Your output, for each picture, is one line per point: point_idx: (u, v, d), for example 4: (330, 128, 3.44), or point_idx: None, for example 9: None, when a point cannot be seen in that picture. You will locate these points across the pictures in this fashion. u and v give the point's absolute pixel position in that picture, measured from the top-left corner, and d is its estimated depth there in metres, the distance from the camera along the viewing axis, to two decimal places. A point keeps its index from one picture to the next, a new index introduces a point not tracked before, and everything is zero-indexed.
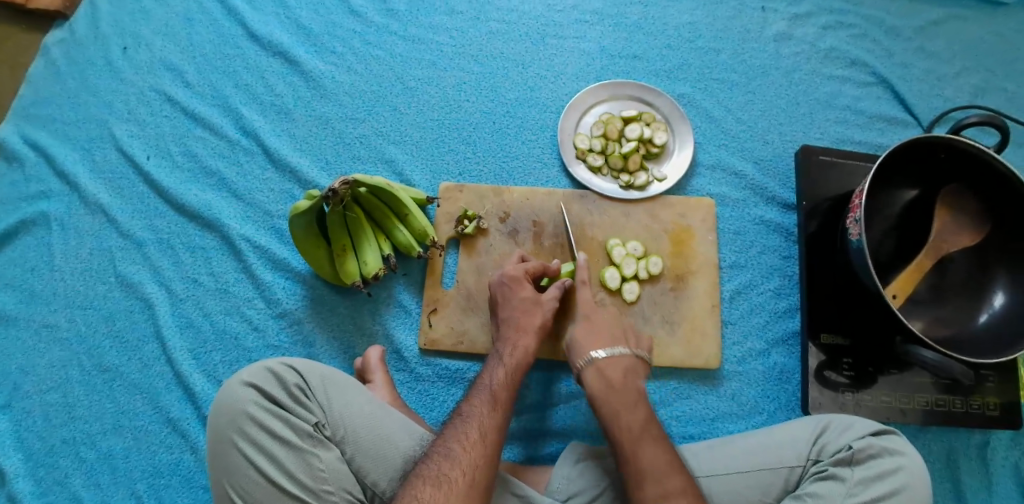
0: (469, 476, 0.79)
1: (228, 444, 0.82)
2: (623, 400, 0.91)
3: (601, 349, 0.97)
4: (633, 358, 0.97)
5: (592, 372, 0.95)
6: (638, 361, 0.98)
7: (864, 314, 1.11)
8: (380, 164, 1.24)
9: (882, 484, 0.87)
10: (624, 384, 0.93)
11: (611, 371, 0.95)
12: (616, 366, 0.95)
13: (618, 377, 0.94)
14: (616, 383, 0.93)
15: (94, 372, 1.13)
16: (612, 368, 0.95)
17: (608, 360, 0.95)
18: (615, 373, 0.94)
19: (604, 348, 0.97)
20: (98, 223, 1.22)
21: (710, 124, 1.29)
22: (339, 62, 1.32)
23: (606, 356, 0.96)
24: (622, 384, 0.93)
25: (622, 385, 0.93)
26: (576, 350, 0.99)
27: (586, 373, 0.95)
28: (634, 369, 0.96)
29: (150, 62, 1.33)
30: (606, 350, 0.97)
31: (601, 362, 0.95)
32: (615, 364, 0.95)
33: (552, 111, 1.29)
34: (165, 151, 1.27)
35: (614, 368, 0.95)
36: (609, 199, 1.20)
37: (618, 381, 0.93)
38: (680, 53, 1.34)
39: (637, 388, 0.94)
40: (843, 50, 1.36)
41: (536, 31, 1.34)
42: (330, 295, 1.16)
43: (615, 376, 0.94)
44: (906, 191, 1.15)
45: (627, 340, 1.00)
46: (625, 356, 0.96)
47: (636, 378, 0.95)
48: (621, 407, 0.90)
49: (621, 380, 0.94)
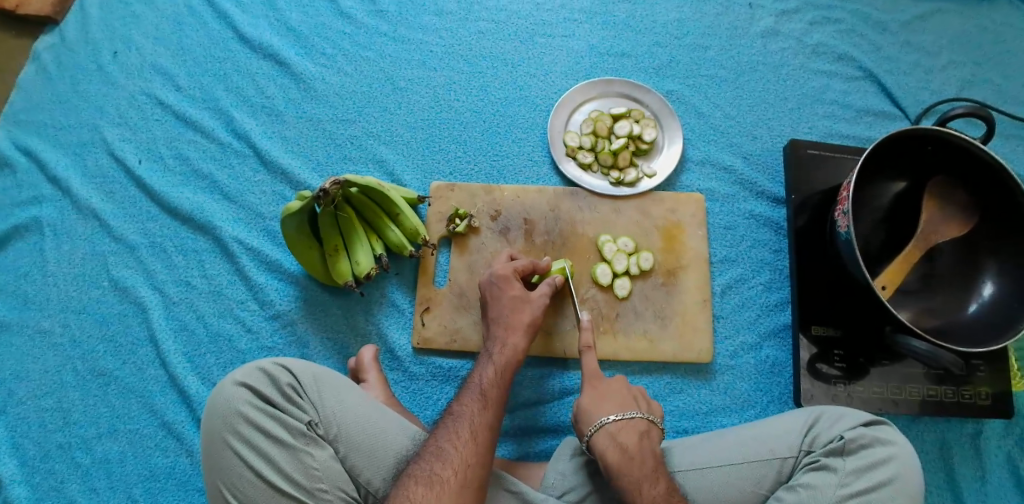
0: (461, 475, 0.80)
1: (221, 445, 0.82)
2: (641, 471, 0.87)
3: (612, 414, 0.92)
4: (646, 421, 0.92)
5: (605, 438, 0.90)
6: (650, 423, 0.93)
7: (855, 306, 1.12)
8: (372, 165, 1.25)
9: (874, 474, 0.88)
10: (639, 451, 0.89)
11: (624, 436, 0.90)
12: (629, 432, 0.90)
13: (633, 442, 0.89)
14: (632, 450, 0.89)
15: (89, 377, 1.14)
16: (625, 433, 0.90)
17: (620, 426, 0.91)
18: (629, 439, 0.90)
19: (615, 413, 0.92)
20: (91, 228, 1.22)
21: (699, 119, 1.30)
22: (329, 63, 1.32)
23: (618, 421, 0.91)
24: (639, 451, 0.89)
25: (637, 450, 0.89)
26: (584, 417, 0.93)
27: (597, 439, 0.90)
28: (646, 431, 0.92)
29: (140, 66, 1.34)
30: (617, 414, 0.92)
31: (613, 428, 0.90)
32: (628, 428, 0.91)
33: (542, 109, 1.30)
34: (157, 154, 1.27)
35: (627, 434, 0.90)
36: (599, 196, 1.20)
37: (633, 447, 0.89)
38: (668, 50, 1.35)
39: (653, 452, 0.90)
40: (830, 45, 1.37)
41: (524, 31, 1.35)
42: (323, 296, 1.16)
43: (629, 443, 0.89)
44: (893, 184, 1.17)
45: (638, 404, 0.95)
46: (638, 419, 0.92)
47: (650, 441, 0.91)
48: (641, 480, 0.86)
49: (636, 446, 0.89)
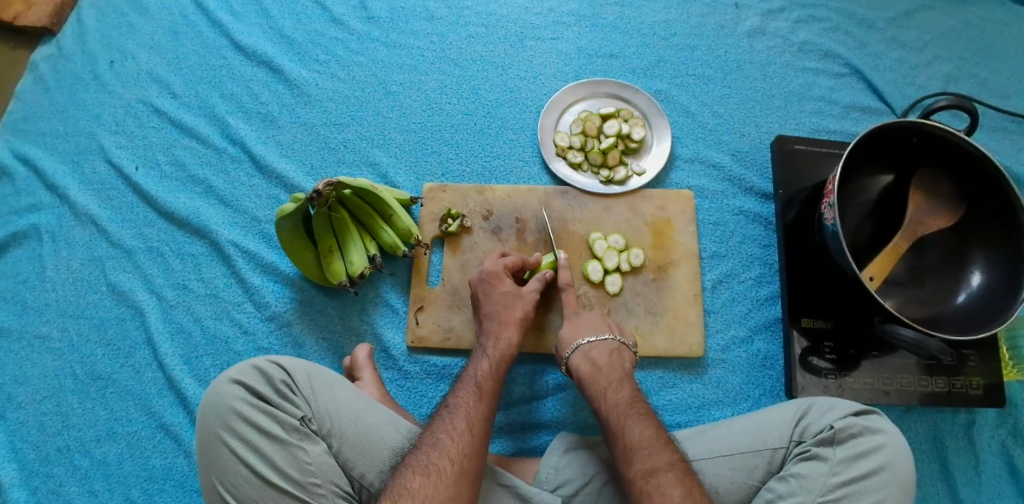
0: (458, 465, 0.81)
1: (215, 441, 0.83)
2: (608, 380, 0.95)
3: (587, 336, 1.01)
4: (618, 341, 1.01)
5: (578, 356, 0.99)
6: (623, 346, 1.01)
7: (844, 298, 1.13)
8: (365, 167, 1.26)
9: (865, 463, 0.88)
10: (609, 365, 0.97)
11: (596, 353, 0.99)
12: (600, 350, 0.99)
13: (603, 358, 0.98)
14: (602, 363, 0.97)
15: (87, 381, 1.15)
16: (598, 350, 0.99)
17: (592, 345, 1.00)
18: (601, 356, 0.98)
19: (590, 334, 1.01)
20: (88, 234, 1.24)
21: (687, 118, 1.32)
22: (323, 69, 1.35)
23: (592, 341, 1.00)
24: (608, 364, 0.97)
25: (607, 364, 0.97)
26: (562, 342, 1.03)
27: (572, 358, 1.00)
28: (619, 351, 1.00)
29: (136, 74, 1.36)
30: (591, 336, 1.01)
31: (586, 347, 0.99)
32: (601, 347, 1.00)
33: (532, 110, 1.32)
34: (153, 161, 1.29)
35: (599, 351, 0.99)
36: (589, 194, 1.22)
37: (603, 361, 0.97)
38: (656, 50, 1.37)
39: (624, 368, 0.98)
40: (816, 43, 1.39)
41: (514, 34, 1.38)
42: (318, 297, 1.18)
43: (600, 358, 0.98)
44: (880, 177, 1.18)
45: (611, 328, 1.03)
46: (610, 340, 1.01)
47: (622, 360, 0.99)
48: (608, 387, 0.94)
49: (606, 361, 0.98)
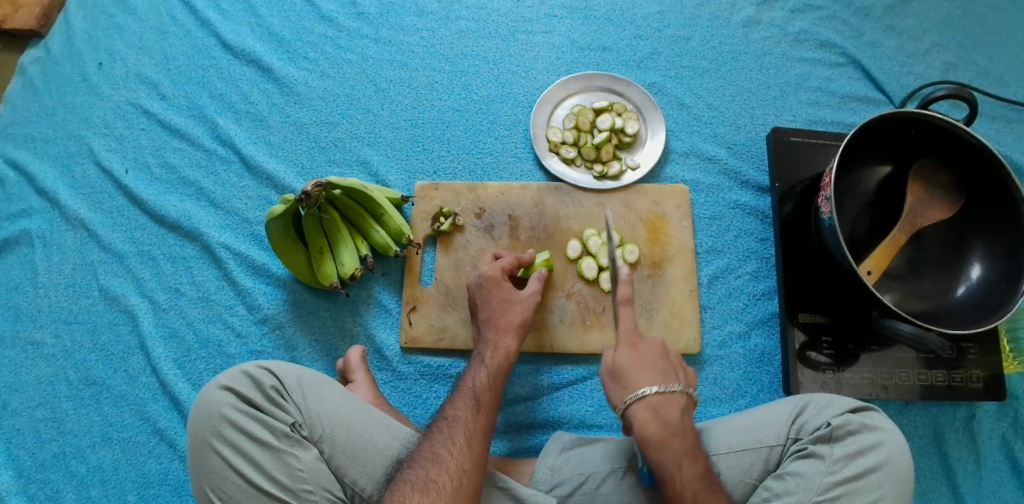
0: (456, 481, 0.81)
1: (205, 449, 0.82)
2: (681, 449, 0.84)
3: (654, 385, 0.88)
4: (687, 395, 0.89)
5: (644, 410, 0.86)
6: (689, 397, 0.90)
7: (842, 292, 1.12)
8: (356, 167, 1.25)
9: (863, 461, 0.87)
10: (681, 429, 0.86)
11: (666, 411, 0.86)
12: (672, 406, 0.87)
13: (674, 418, 0.86)
14: (674, 426, 0.85)
15: (82, 386, 1.14)
16: (669, 408, 0.87)
17: (662, 398, 0.87)
18: (670, 416, 0.86)
19: (657, 384, 0.88)
20: (80, 238, 1.23)
21: (681, 111, 1.30)
22: (312, 67, 1.33)
23: (661, 394, 0.87)
24: (680, 428, 0.86)
25: (679, 429, 0.85)
26: (620, 382, 0.89)
27: (636, 408, 0.87)
28: (688, 408, 0.88)
29: (125, 76, 1.35)
30: (659, 385, 0.88)
31: (657, 401, 0.86)
32: (672, 403, 0.87)
33: (525, 105, 1.30)
34: (143, 163, 1.28)
35: (671, 409, 0.87)
36: (583, 190, 1.20)
37: (675, 423, 0.86)
38: (649, 42, 1.35)
39: (693, 430, 0.87)
40: (812, 33, 1.36)
41: (505, 28, 1.35)
42: (311, 298, 1.17)
43: (672, 420, 0.86)
44: (877, 168, 1.16)
45: (677, 374, 0.91)
46: (682, 395, 0.88)
47: (689, 418, 0.88)
48: (682, 457, 0.83)
49: (677, 424, 0.86)
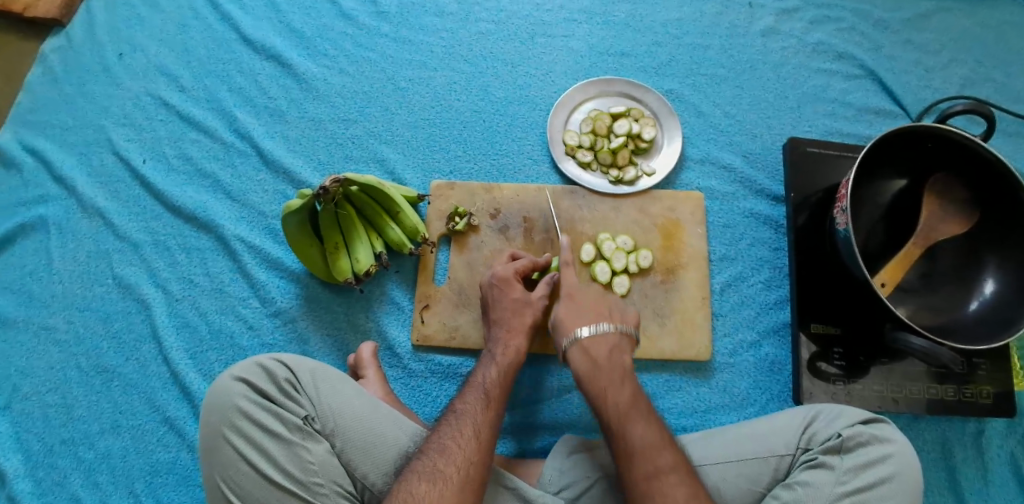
0: (463, 472, 0.81)
1: (218, 438, 0.82)
2: (608, 378, 0.91)
3: (585, 327, 0.96)
4: (618, 336, 0.96)
5: (596, 385, 0.91)
6: (624, 338, 0.97)
7: (854, 303, 1.12)
8: (372, 164, 1.26)
9: (873, 472, 0.87)
10: (631, 400, 0.89)
11: (614, 387, 0.90)
12: (601, 345, 0.95)
13: (602, 354, 0.94)
14: (601, 361, 0.93)
15: (93, 373, 1.15)
16: (597, 346, 0.95)
17: (592, 337, 0.95)
18: (620, 388, 0.90)
19: (587, 325, 0.97)
20: (96, 226, 1.24)
21: (698, 118, 1.30)
22: (331, 64, 1.34)
23: (591, 335, 0.95)
24: (631, 401, 0.89)
25: (628, 400, 0.89)
26: (560, 329, 0.98)
27: (570, 350, 0.96)
28: (636, 380, 0.92)
29: (145, 67, 1.35)
30: (590, 327, 0.96)
31: (586, 341, 0.95)
32: (602, 342, 0.95)
33: (542, 108, 1.30)
34: (160, 154, 1.29)
35: (599, 346, 0.95)
36: (598, 194, 1.21)
37: (625, 397, 0.89)
38: (667, 49, 1.35)
39: (623, 365, 0.94)
40: (830, 44, 1.37)
41: (524, 31, 1.36)
42: (324, 293, 1.17)
43: (620, 393, 0.90)
44: (893, 181, 1.16)
45: (623, 344, 0.96)
46: (623, 361, 0.94)
47: (622, 355, 0.95)
48: (608, 387, 0.90)
49: (628, 396, 0.90)
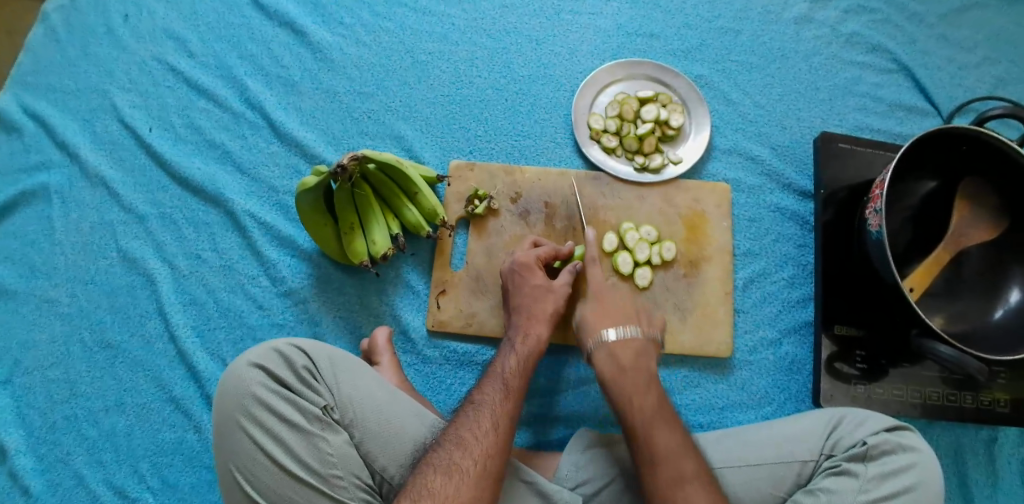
0: (481, 465, 0.78)
1: (234, 427, 0.79)
2: (676, 472, 0.80)
3: (642, 405, 0.86)
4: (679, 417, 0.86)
5: None
6: (684, 423, 0.86)
7: (879, 305, 1.10)
8: (389, 141, 1.21)
9: (897, 481, 0.86)
10: (676, 453, 0.82)
11: (621, 352, 0.93)
12: (663, 431, 0.84)
13: (668, 443, 0.83)
14: (667, 452, 0.82)
15: (96, 348, 1.11)
16: (662, 433, 0.83)
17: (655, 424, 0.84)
18: (666, 440, 0.83)
19: (647, 406, 0.86)
20: (99, 197, 1.18)
21: (727, 107, 1.26)
22: (347, 34, 1.27)
23: (653, 420, 0.85)
24: (632, 365, 0.92)
25: (632, 366, 0.92)
26: (625, 411, 0.87)
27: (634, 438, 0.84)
28: (685, 435, 0.84)
29: (152, 30, 1.28)
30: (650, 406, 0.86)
31: (649, 427, 0.84)
32: (664, 430, 0.84)
33: (566, 89, 1.25)
34: (167, 122, 1.23)
35: (663, 434, 0.83)
36: (622, 182, 1.17)
37: (629, 361, 0.92)
38: (697, 33, 1.30)
39: (692, 455, 0.82)
40: (865, 36, 1.32)
41: (550, 7, 1.30)
42: (336, 274, 1.13)
43: (624, 356, 0.93)
44: (926, 183, 1.13)
45: (639, 321, 0.97)
46: (638, 337, 0.95)
47: (687, 442, 0.84)
48: (678, 485, 0.79)
49: (674, 449, 0.82)
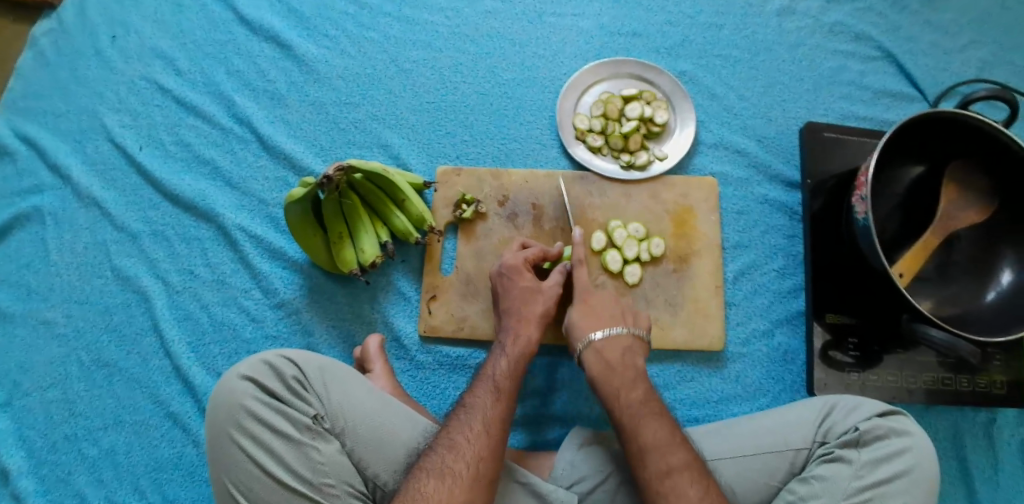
0: (473, 469, 0.78)
1: (225, 439, 0.80)
2: (621, 379, 0.90)
3: (599, 330, 0.95)
4: (633, 336, 0.95)
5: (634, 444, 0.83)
6: (637, 340, 0.96)
7: (870, 293, 1.10)
8: (376, 149, 1.22)
9: (891, 466, 0.86)
10: (622, 363, 0.92)
11: (609, 352, 0.93)
12: (613, 347, 0.93)
13: (616, 356, 0.92)
14: (614, 363, 0.92)
15: (94, 368, 1.12)
16: (610, 347, 0.93)
17: (605, 341, 0.94)
18: (613, 353, 0.93)
19: (601, 329, 0.95)
20: (92, 217, 1.20)
21: (712, 101, 1.26)
22: (332, 45, 1.28)
23: (604, 337, 0.94)
24: (620, 363, 0.92)
25: (620, 363, 0.92)
26: (575, 332, 0.97)
27: (584, 353, 0.94)
28: (633, 347, 0.94)
29: (139, 50, 1.30)
30: (604, 330, 0.95)
31: (599, 344, 0.93)
32: (614, 345, 0.94)
33: (551, 91, 1.26)
34: (157, 140, 1.24)
35: (613, 349, 0.93)
36: (609, 181, 1.17)
37: (616, 359, 0.92)
38: (680, 29, 1.31)
39: (637, 367, 0.92)
40: (847, 25, 1.32)
41: (532, 10, 1.31)
42: (328, 284, 1.14)
43: (613, 356, 0.92)
44: (911, 168, 1.13)
45: (625, 320, 0.97)
46: (624, 334, 0.95)
47: (636, 357, 0.94)
48: (621, 388, 0.89)
49: (620, 359, 0.92)
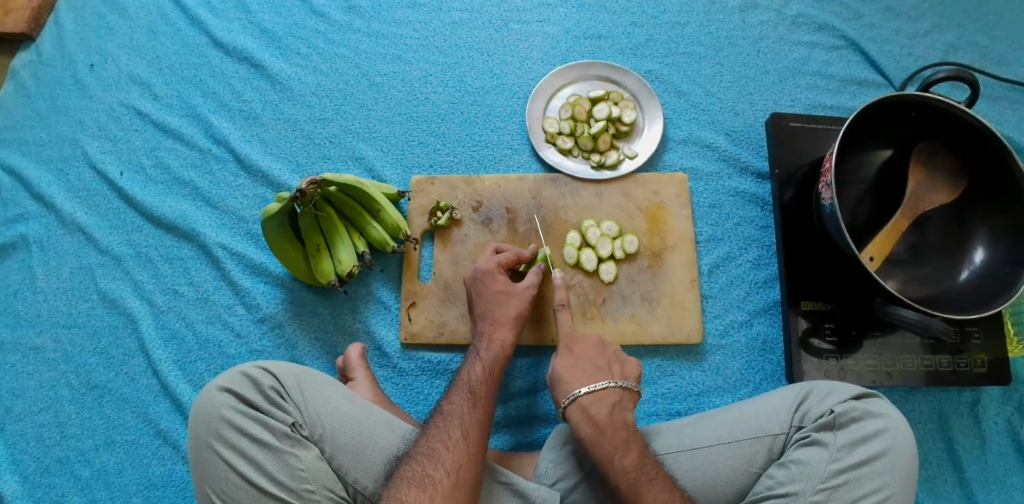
0: (453, 475, 0.80)
1: (205, 449, 0.82)
2: (613, 442, 0.87)
3: (584, 386, 0.92)
4: (618, 390, 0.92)
5: None
6: (625, 393, 0.93)
7: (844, 278, 1.10)
8: (352, 162, 1.24)
9: (867, 447, 0.86)
10: (610, 421, 0.89)
11: (596, 409, 0.90)
12: (601, 403, 0.90)
13: (603, 413, 0.89)
14: (602, 422, 0.88)
15: (83, 390, 1.14)
16: (598, 405, 0.90)
17: (591, 397, 0.91)
18: (600, 410, 0.90)
19: (586, 384, 0.92)
20: (76, 242, 1.22)
21: (679, 98, 1.28)
22: (304, 63, 1.31)
23: (590, 393, 0.91)
24: (609, 421, 0.89)
25: (609, 423, 0.88)
26: (558, 387, 0.94)
27: (569, 410, 0.91)
28: (620, 403, 0.91)
29: (117, 77, 1.33)
30: (589, 385, 0.92)
31: (586, 400, 0.90)
32: (603, 400, 0.91)
33: (520, 96, 1.28)
34: (137, 164, 1.27)
35: (600, 405, 0.90)
36: (580, 181, 1.19)
37: (604, 418, 0.89)
38: (645, 29, 1.33)
39: (626, 423, 0.89)
40: (810, 16, 1.34)
41: (499, 18, 1.34)
42: (310, 296, 1.16)
43: (601, 415, 0.89)
44: (880, 152, 1.13)
45: (611, 370, 0.95)
46: (612, 390, 0.91)
47: (624, 411, 0.91)
48: (614, 451, 0.86)
49: (607, 417, 0.89)
